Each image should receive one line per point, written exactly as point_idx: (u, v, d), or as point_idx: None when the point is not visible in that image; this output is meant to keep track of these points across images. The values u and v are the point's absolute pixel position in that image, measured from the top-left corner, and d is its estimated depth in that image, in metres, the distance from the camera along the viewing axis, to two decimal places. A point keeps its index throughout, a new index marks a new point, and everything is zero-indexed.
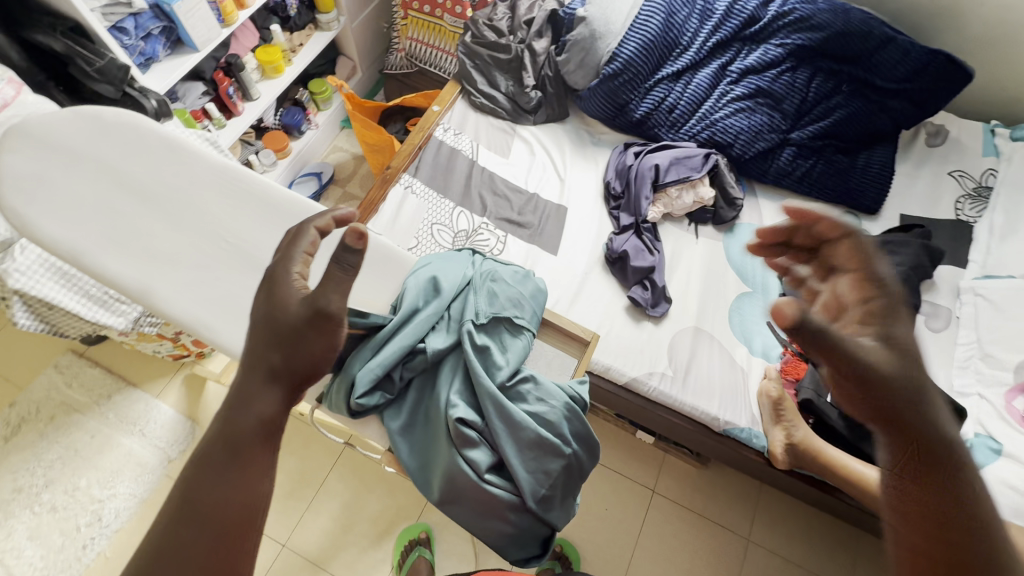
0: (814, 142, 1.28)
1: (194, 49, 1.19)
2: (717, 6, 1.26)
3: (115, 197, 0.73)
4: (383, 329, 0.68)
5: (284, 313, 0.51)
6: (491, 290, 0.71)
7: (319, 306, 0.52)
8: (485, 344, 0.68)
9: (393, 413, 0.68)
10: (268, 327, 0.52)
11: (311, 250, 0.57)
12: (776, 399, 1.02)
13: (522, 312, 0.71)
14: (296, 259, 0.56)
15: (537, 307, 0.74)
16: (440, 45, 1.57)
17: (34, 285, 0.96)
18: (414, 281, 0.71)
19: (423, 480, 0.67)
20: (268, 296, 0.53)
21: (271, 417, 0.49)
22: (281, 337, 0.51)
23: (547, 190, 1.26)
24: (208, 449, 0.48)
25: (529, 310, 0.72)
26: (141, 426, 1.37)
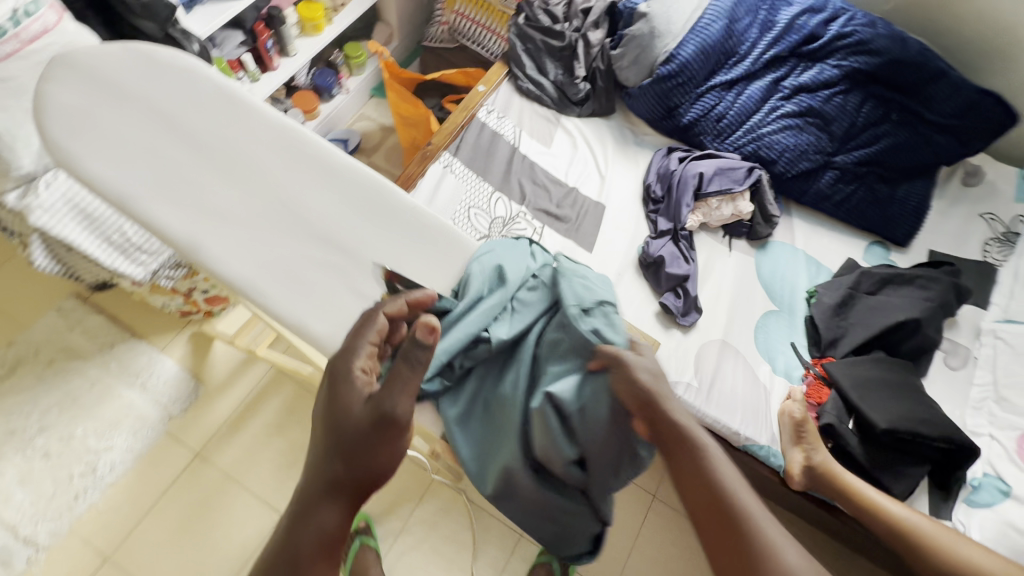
0: (856, 168, 1.27)
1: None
2: (779, 18, 1.24)
3: (166, 144, 0.68)
4: (450, 317, 0.68)
5: (350, 418, 0.55)
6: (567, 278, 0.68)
7: (384, 409, 0.55)
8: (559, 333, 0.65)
9: (454, 400, 0.69)
10: (332, 434, 0.56)
11: (377, 341, 0.61)
12: (798, 420, 1.03)
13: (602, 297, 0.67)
14: (362, 351, 0.60)
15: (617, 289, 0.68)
16: (486, 23, 1.52)
17: (57, 225, 0.92)
18: (480, 267, 0.69)
19: (479, 474, 0.68)
20: (334, 398, 0.57)
21: (331, 532, 0.53)
22: (345, 445, 0.55)
23: (587, 185, 1.24)
24: (269, 565, 0.52)
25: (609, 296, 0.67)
26: (143, 379, 1.34)
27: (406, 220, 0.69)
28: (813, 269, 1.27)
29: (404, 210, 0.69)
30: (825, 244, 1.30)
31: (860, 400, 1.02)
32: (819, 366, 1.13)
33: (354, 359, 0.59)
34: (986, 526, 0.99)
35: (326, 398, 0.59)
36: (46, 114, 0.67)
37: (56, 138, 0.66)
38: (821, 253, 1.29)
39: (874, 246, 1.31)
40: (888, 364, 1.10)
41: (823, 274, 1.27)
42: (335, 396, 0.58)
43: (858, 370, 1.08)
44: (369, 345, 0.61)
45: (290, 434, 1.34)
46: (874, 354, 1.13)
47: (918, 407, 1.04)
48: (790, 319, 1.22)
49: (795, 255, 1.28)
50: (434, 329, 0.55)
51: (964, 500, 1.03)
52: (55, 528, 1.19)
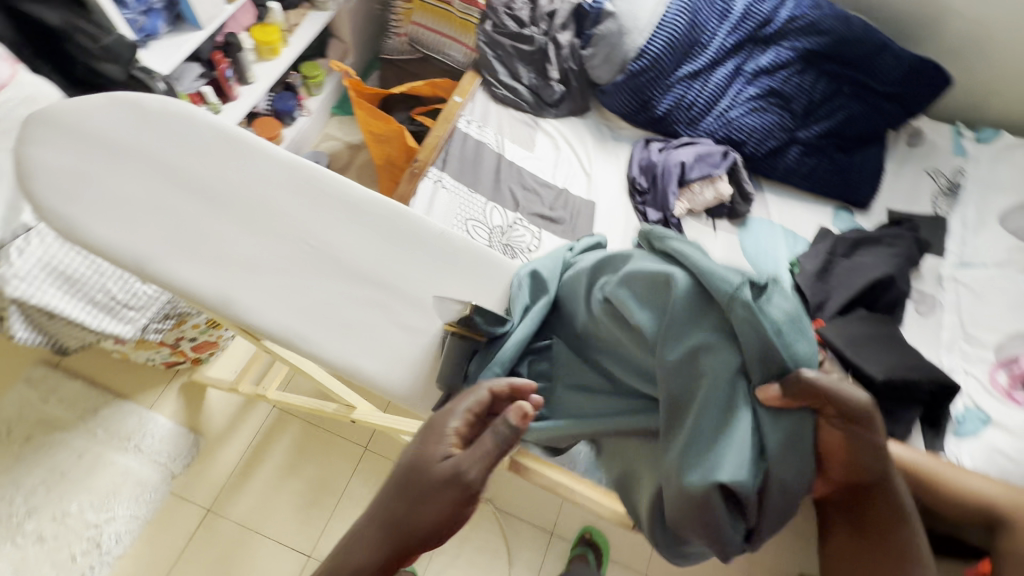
0: (818, 141, 1.36)
1: (197, 27, 1.07)
2: (735, 6, 1.30)
3: (174, 197, 0.64)
4: (511, 339, 0.63)
5: (426, 466, 0.52)
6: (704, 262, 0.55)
7: (458, 474, 0.51)
8: (712, 337, 0.53)
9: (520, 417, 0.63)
10: (404, 476, 0.53)
11: (474, 409, 0.55)
12: None
13: (751, 274, 0.54)
14: (458, 414, 0.55)
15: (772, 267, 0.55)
16: (446, 32, 1.51)
17: (36, 293, 0.85)
18: (526, 281, 0.67)
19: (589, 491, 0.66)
20: (421, 445, 0.54)
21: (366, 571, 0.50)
22: (408, 490, 0.52)
23: (575, 185, 1.27)
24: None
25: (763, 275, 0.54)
26: (136, 441, 1.26)
27: (436, 247, 0.67)
28: (791, 240, 1.36)
29: (433, 236, 0.67)
30: (797, 215, 1.39)
31: (855, 355, 1.11)
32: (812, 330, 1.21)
33: (449, 423, 0.54)
34: (975, 452, 1.09)
35: (412, 446, 0.55)
36: (35, 180, 0.63)
37: (53, 205, 0.62)
38: (795, 225, 1.38)
39: (841, 211, 1.40)
40: (872, 320, 1.19)
41: (800, 244, 1.35)
42: (423, 446, 0.54)
43: (848, 329, 1.16)
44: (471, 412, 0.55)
45: (303, 473, 1.29)
46: (858, 312, 1.21)
47: (905, 355, 1.13)
48: None
49: (772, 229, 1.36)
50: (527, 416, 0.51)
51: (952, 433, 1.13)
52: None
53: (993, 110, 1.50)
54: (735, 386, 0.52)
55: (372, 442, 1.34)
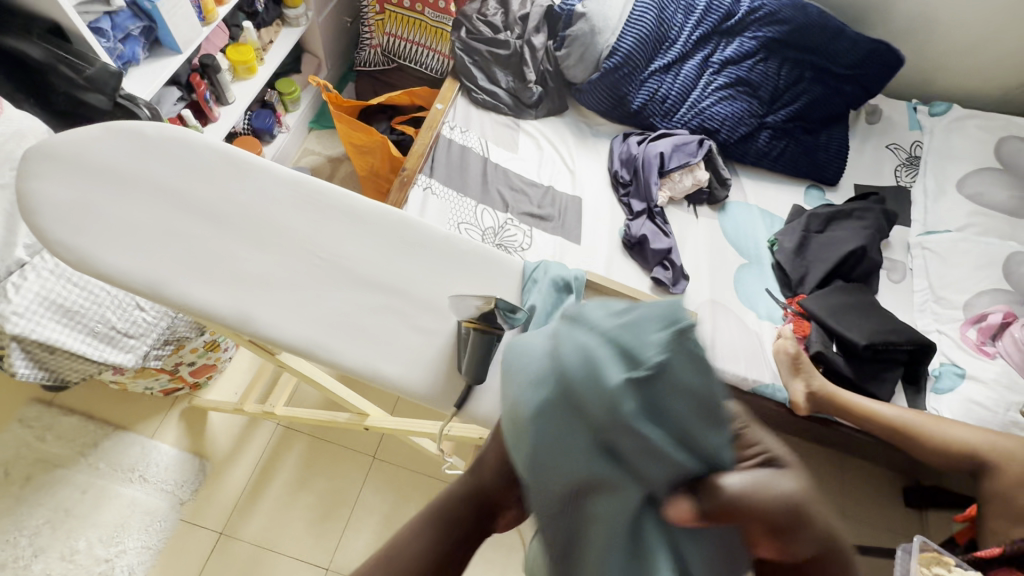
0: (785, 124, 1.43)
1: (176, 52, 1.07)
2: (699, 1, 1.36)
3: (181, 221, 0.66)
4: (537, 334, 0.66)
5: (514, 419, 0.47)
6: (574, 357, 0.35)
7: None
8: (592, 470, 0.34)
9: None
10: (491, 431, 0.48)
11: None
12: (794, 354, 1.15)
13: (628, 351, 0.34)
14: None
15: (668, 321, 0.34)
16: (421, 41, 1.52)
17: (35, 328, 0.84)
18: (535, 275, 0.70)
19: None
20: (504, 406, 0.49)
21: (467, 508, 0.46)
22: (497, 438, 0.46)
23: (560, 182, 1.30)
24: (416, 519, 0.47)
25: (653, 351, 0.34)
26: (141, 472, 1.24)
27: (444, 250, 0.69)
28: (768, 220, 1.42)
29: (440, 240, 0.70)
30: (772, 196, 1.45)
31: (837, 323, 1.18)
32: (796, 304, 1.27)
33: None
34: (953, 405, 1.17)
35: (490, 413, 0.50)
36: (40, 214, 0.63)
37: (62, 237, 0.63)
38: (771, 206, 1.44)
39: (812, 190, 1.47)
40: (850, 289, 1.26)
41: (777, 223, 1.42)
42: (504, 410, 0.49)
43: (829, 300, 1.23)
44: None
45: (313, 488, 1.29)
46: (836, 284, 1.28)
47: (882, 319, 1.20)
48: (761, 269, 1.35)
49: (749, 211, 1.42)
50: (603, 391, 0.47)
51: (931, 389, 1.21)
52: None
53: (943, 85, 1.60)
54: (639, 521, 0.35)
55: (380, 450, 1.35)
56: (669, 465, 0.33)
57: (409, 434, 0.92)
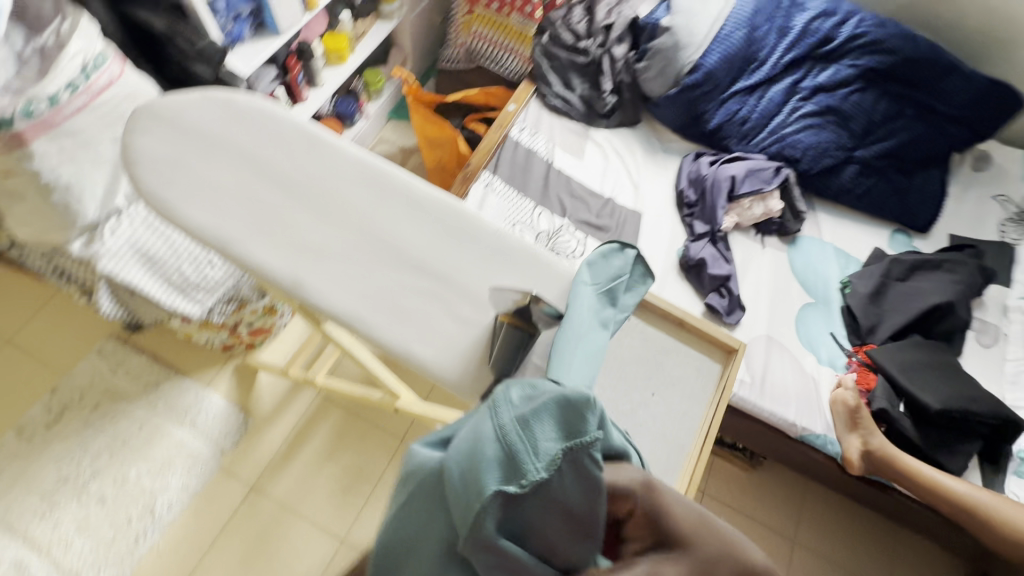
0: (876, 161, 1.33)
1: (277, 34, 1.15)
2: (795, 23, 1.28)
3: (256, 186, 0.70)
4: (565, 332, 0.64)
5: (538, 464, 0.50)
6: (465, 464, 0.46)
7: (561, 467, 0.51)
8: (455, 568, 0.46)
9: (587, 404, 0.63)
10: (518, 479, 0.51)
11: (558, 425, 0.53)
12: (853, 407, 1.05)
13: (504, 470, 0.45)
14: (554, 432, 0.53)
15: (562, 444, 0.45)
16: (504, 43, 1.55)
17: (122, 269, 0.93)
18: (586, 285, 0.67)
19: None
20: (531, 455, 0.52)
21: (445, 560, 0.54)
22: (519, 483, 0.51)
23: (622, 195, 1.28)
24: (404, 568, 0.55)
25: (533, 474, 0.44)
26: (191, 417, 1.34)
27: (493, 244, 0.69)
28: (843, 260, 1.32)
29: (491, 233, 0.69)
30: (851, 236, 1.35)
31: (908, 382, 1.07)
32: (862, 354, 1.18)
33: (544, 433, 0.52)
34: None
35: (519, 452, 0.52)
36: (138, 165, 0.70)
37: (152, 189, 0.69)
38: (848, 246, 1.34)
39: (897, 234, 1.36)
40: (929, 347, 1.14)
41: (853, 265, 1.32)
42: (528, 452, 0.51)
43: (902, 355, 1.12)
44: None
45: (340, 460, 1.34)
46: (913, 338, 1.17)
47: (963, 384, 1.08)
48: (828, 310, 1.26)
49: (824, 248, 1.33)
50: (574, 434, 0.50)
51: (1014, 472, 1.06)
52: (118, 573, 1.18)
53: None
54: None
55: (409, 435, 1.38)
56: (518, 573, 0.44)
57: (436, 421, 0.93)
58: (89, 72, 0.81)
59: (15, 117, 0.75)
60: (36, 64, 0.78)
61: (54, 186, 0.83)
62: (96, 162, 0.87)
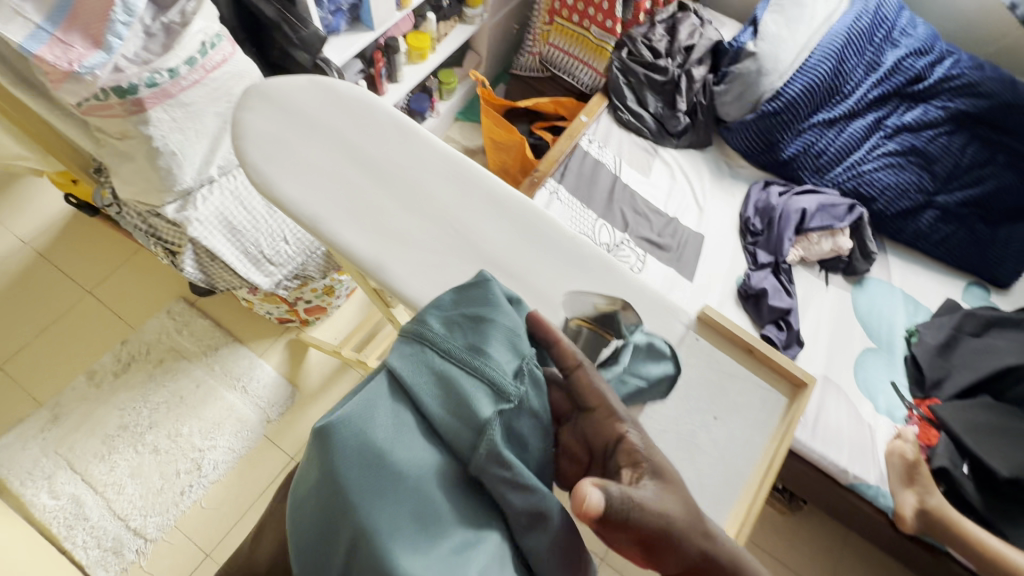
0: (958, 208, 1.27)
1: (370, 29, 1.21)
2: (885, 60, 1.25)
3: (348, 170, 0.73)
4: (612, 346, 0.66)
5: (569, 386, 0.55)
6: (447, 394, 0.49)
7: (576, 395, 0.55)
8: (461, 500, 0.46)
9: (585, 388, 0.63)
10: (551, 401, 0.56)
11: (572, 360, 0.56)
12: (912, 461, 1.01)
13: (491, 392, 0.49)
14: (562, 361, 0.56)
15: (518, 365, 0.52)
16: (579, 55, 1.57)
17: (207, 237, 0.99)
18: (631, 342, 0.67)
19: None
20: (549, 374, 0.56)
21: None
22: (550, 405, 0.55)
23: (686, 216, 1.27)
24: None
25: (513, 391, 0.50)
26: (244, 383, 1.40)
27: (566, 249, 0.71)
28: (911, 307, 1.27)
29: (564, 238, 0.72)
30: (922, 283, 1.30)
31: (974, 443, 1.01)
32: (924, 408, 1.13)
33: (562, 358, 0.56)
34: None
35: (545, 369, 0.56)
36: (244, 140, 0.74)
37: (255, 163, 0.73)
38: (919, 293, 1.29)
39: (973, 286, 1.29)
40: (1000, 409, 1.06)
41: (921, 313, 1.27)
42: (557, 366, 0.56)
43: (969, 414, 1.06)
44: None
45: None
46: (982, 398, 1.09)
47: None
48: (890, 357, 1.22)
49: (891, 293, 1.29)
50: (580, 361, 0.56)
51: None
52: (161, 522, 1.24)
53: None
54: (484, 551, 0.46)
55: None
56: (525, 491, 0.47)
57: None
58: (206, 50, 0.87)
59: (140, 86, 0.80)
60: (162, 39, 0.84)
61: (161, 152, 0.89)
62: (198, 134, 0.93)
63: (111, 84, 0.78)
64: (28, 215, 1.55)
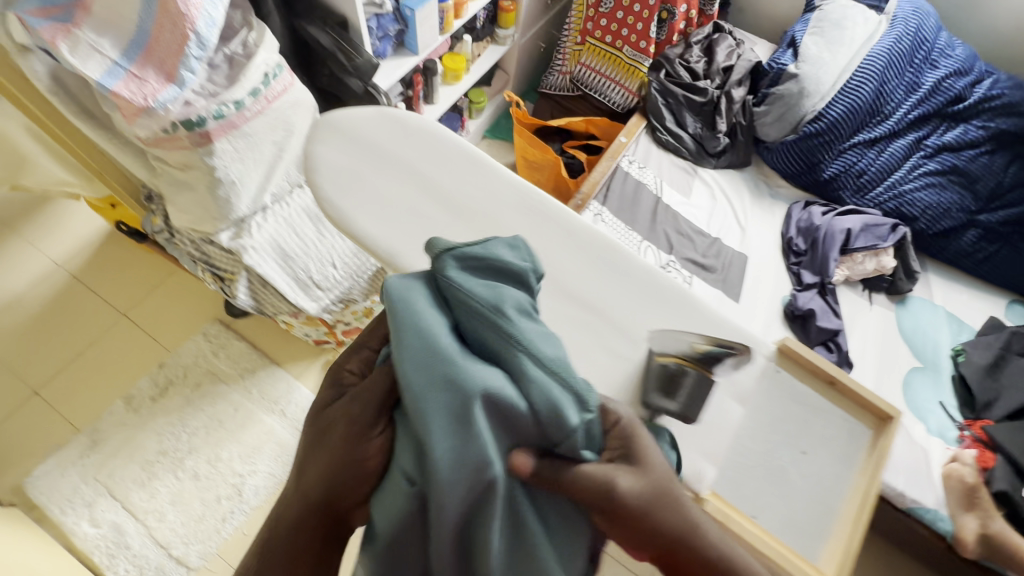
0: (999, 227, 1.27)
1: (414, 53, 1.21)
2: (925, 80, 1.26)
3: (422, 203, 0.73)
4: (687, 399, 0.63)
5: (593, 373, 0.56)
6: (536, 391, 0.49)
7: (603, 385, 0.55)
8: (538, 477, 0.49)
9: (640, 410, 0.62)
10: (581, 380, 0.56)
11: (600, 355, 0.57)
12: (972, 485, 1.00)
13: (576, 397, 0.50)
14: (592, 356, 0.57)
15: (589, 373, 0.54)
16: (612, 75, 1.57)
17: (261, 264, 0.99)
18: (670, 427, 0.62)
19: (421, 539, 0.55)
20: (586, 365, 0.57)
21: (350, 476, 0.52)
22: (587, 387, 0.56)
23: (728, 236, 1.27)
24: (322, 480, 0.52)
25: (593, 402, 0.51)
26: (282, 406, 1.39)
27: (642, 281, 0.71)
28: (955, 325, 1.27)
29: (639, 268, 0.71)
30: (964, 301, 1.30)
31: None
32: (976, 428, 1.12)
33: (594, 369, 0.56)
34: None
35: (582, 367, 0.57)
36: (316, 173, 0.74)
37: (329, 197, 0.73)
38: (962, 311, 1.29)
39: (1015, 304, 1.29)
40: None
41: (966, 331, 1.26)
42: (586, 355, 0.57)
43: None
44: (366, 350, 0.61)
45: None
46: None
47: None
48: (936, 376, 1.21)
49: (934, 311, 1.28)
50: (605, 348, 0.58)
51: None
52: (203, 550, 1.22)
53: None
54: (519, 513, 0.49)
55: None
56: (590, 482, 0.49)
57: None
58: (269, 81, 0.87)
59: (208, 118, 0.80)
60: (225, 70, 0.85)
61: (223, 182, 0.88)
62: (256, 163, 0.93)
63: (181, 117, 0.78)
64: (59, 237, 1.54)
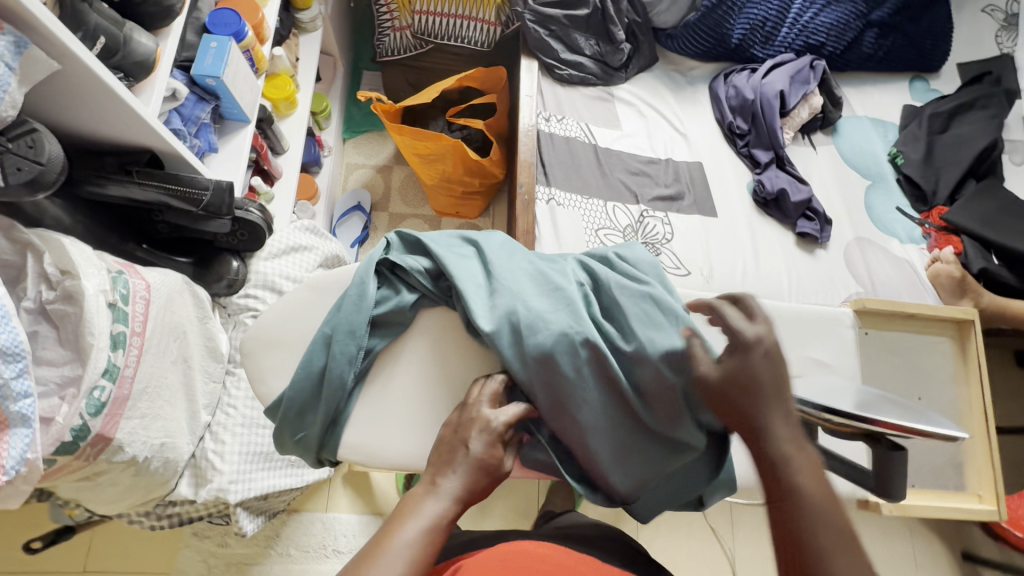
0: (891, 18, 1.29)
1: (245, 122, 0.89)
2: None
3: (429, 382, 0.57)
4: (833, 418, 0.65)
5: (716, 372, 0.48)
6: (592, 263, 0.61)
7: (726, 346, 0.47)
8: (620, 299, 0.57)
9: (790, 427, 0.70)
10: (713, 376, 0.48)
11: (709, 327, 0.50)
12: (961, 277, 1.10)
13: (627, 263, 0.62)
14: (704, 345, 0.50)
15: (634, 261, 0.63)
16: (460, 12, 1.28)
17: (253, 488, 0.77)
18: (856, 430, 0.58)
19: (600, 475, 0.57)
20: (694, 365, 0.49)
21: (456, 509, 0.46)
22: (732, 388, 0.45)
23: (676, 150, 1.18)
24: (413, 505, 0.45)
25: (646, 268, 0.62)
26: (331, 546, 1.14)
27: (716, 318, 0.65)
28: (882, 130, 1.31)
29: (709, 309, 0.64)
30: (880, 101, 1.33)
31: (994, 235, 1.14)
32: (934, 219, 1.21)
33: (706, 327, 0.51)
34: None
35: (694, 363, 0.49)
36: None
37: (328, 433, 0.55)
38: (881, 112, 1.33)
39: (916, 82, 1.36)
40: (991, 189, 1.19)
41: (891, 131, 1.31)
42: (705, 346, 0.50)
43: (973, 209, 1.17)
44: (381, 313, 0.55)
45: (496, 512, 1.13)
46: (971, 188, 1.22)
47: None
48: (887, 187, 1.26)
49: (862, 124, 1.31)
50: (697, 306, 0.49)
51: None
52: None
53: None
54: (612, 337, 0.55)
55: None
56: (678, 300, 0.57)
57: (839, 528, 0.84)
58: (124, 311, 0.59)
59: (86, 422, 0.55)
60: (50, 332, 0.56)
61: (151, 457, 0.65)
62: (172, 399, 0.69)
63: (51, 449, 0.52)
64: None
